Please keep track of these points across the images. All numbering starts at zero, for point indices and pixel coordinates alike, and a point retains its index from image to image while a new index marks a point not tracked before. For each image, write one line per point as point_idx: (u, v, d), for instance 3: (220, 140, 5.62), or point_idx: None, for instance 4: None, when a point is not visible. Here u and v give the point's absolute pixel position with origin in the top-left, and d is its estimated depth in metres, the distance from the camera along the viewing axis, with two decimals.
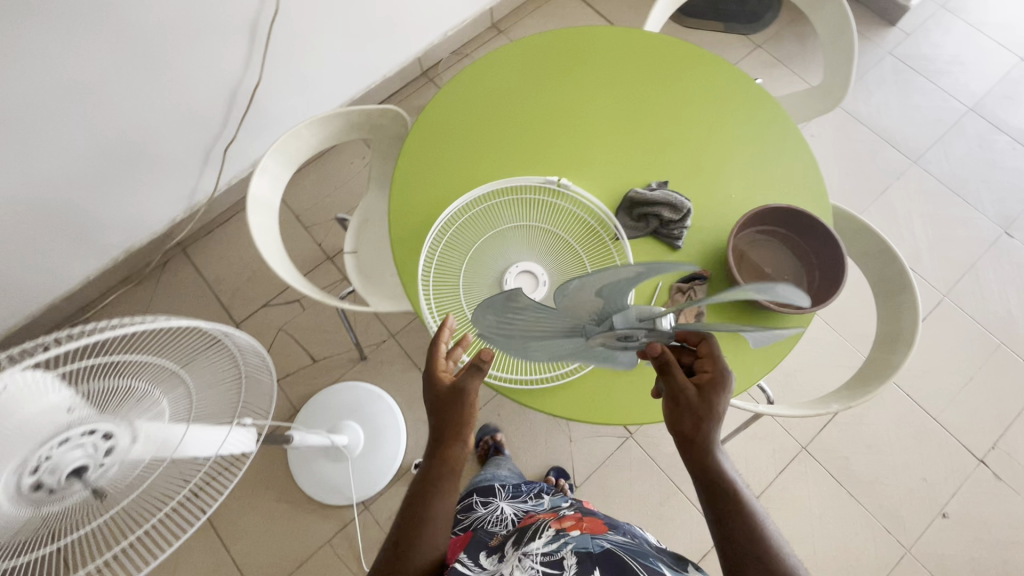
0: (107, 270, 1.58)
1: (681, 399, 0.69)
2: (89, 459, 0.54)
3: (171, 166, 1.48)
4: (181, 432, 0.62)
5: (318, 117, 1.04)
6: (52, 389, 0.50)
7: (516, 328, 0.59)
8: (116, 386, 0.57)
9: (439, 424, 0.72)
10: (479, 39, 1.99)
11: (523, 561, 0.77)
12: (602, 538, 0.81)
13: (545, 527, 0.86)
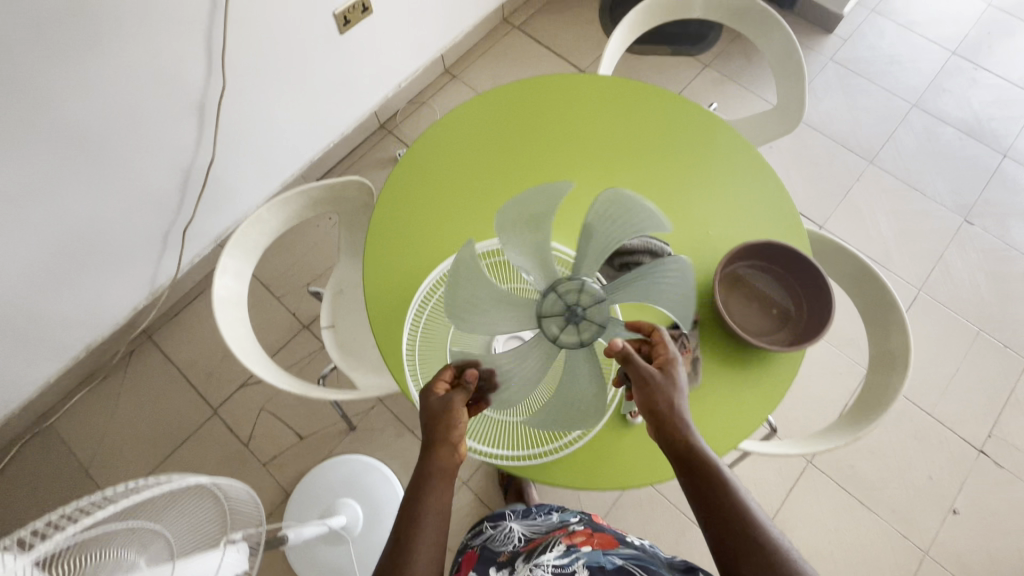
0: (69, 371, 1.49)
1: (649, 383, 0.67)
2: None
3: (128, 255, 1.41)
4: None
5: (279, 200, 1.01)
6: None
7: (482, 315, 0.72)
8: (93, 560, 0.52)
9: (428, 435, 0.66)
10: (434, 86, 1.99)
11: (534, 572, 0.76)
12: (615, 554, 0.78)
13: (556, 542, 0.84)
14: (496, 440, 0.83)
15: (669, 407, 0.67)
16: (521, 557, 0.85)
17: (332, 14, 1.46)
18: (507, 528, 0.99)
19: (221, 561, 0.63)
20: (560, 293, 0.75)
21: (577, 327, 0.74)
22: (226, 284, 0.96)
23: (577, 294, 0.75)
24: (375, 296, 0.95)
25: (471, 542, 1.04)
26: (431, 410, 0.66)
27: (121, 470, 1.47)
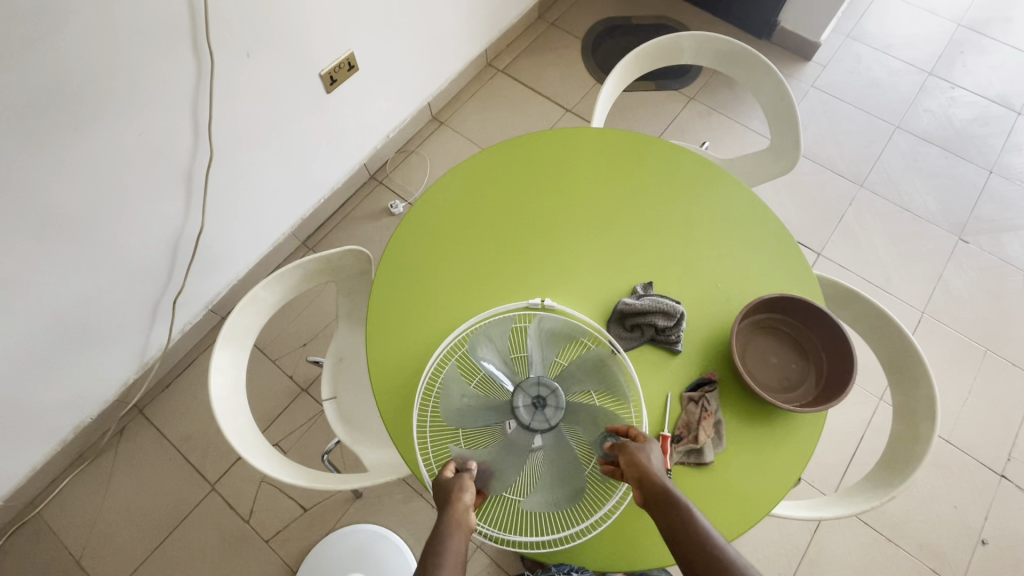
0: (57, 455, 1.42)
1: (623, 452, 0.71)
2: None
3: (117, 332, 1.36)
4: None
5: (276, 278, 0.98)
6: None
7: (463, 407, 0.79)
8: None
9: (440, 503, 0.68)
10: (422, 133, 1.98)
11: None
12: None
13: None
14: (521, 526, 0.80)
15: (642, 470, 0.69)
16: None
17: (319, 75, 1.45)
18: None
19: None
20: (522, 387, 0.81)
21: (544, 413, 0.78)
22: (223, 371, 0.92)
23: (538, 385, 0.80)
24: (380, 373, 0.93)
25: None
26: (441, 484, 0.70)
27: (116, 557, 1.39)
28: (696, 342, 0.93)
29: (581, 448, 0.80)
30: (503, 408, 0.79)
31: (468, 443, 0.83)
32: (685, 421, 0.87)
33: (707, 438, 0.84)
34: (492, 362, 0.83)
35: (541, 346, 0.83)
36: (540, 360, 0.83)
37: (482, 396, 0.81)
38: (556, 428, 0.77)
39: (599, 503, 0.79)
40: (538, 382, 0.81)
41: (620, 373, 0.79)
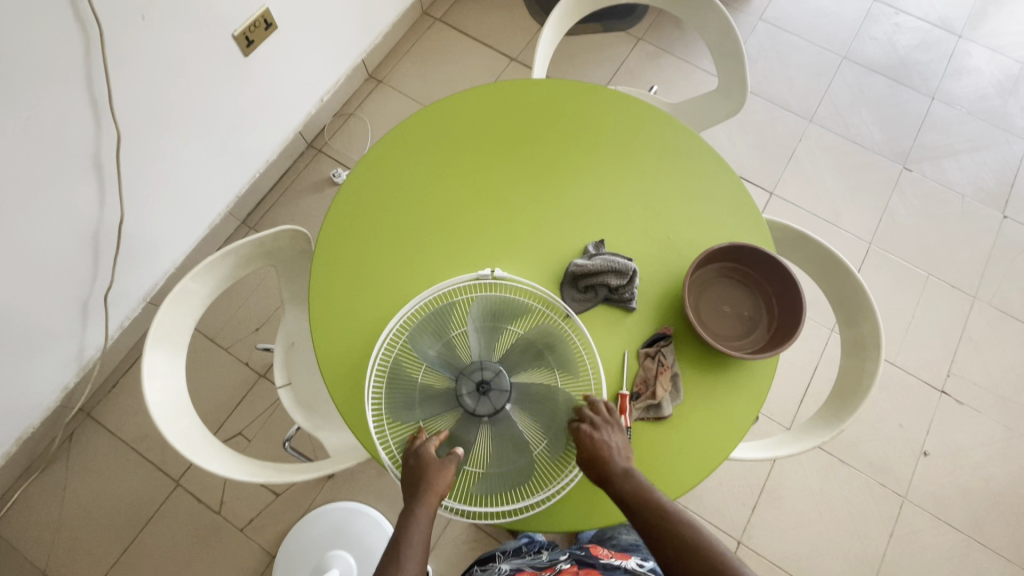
0: (2, 469, 1.35)
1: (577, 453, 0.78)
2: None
3: (46, 337, 1.27)
4: None
5: (203, 268, 0.91)
6: None
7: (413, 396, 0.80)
8: None
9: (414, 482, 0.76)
10: (359, 94, 1.86)
11: None
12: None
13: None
14: (489, 498, 0.79)
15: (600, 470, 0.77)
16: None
17: (231, 37, 1.31)
18: (494, 566, 1.02)
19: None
20: (465, 374, 0.82)
21: (490, 397, 0.80)
22: (159, 372, 0.86)
23: (481, 369, 0.81)
24: (330, 360, 0.89)
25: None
26: (424, 466, 0.76)
27: (86, 563, 1.36)
28: (651, 298, 0.92)
29: (531, 430, 0.80)
30: (449, 396, 0.81)
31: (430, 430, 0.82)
32: (642, 376, 0.87)
33: (664, 393, 0.84)
34: (432, 350, 0.82)
35: (482, 323, 0.83)
36: (483, 341, 0.83)
37: (428, 384, 0.82)
38: (501, 410, 0.79)
39: (560, 470, 0.81)
40: (481, 366, 0.81)
41: (564, 350, 0.82)
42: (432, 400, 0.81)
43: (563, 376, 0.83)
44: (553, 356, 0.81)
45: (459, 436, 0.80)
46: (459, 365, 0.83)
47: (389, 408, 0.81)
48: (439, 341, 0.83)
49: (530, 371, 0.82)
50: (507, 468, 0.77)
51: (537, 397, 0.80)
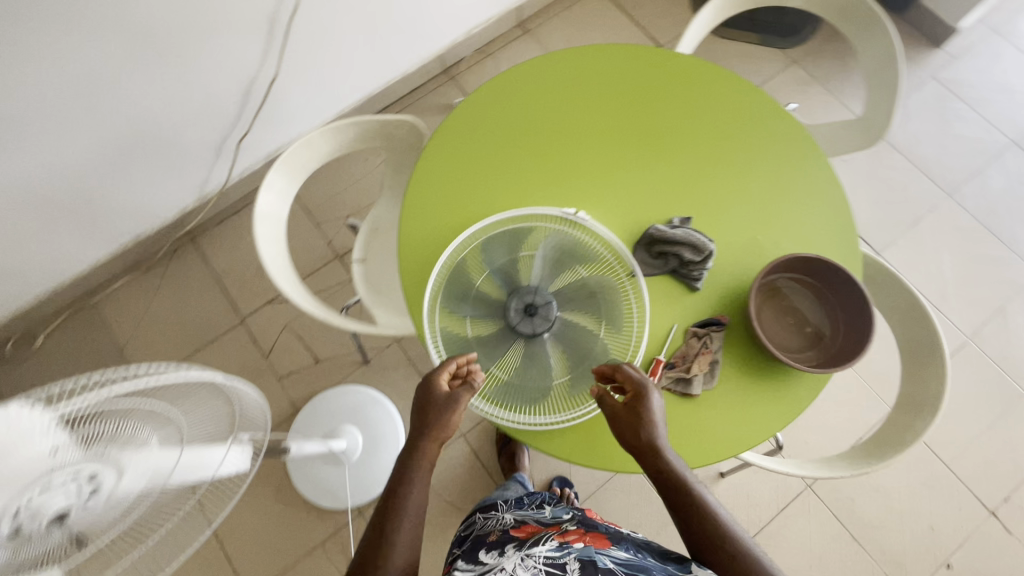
0: (117, 257, 1.58)
1: (618, 417, 0.79)
2: (71, 502, 0.52)
3: (183, 157, 1.46)
4: (174, 459, 0.60)
5: (331, 129, 1.02)
6: (42, 432, 0.48)
7: (468, 296, 0.90)
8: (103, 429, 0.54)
9: (421, 422, 0.81)
10: (504, 38, 1.93)
11: (525, 560, 0.78)
12: (606, 556, 0.80)
13: (548, 538, 0.86)
14: (505, 404, 0.85)
15: (642, 437, 0.78)
16: (511, 543, 0.89)
17: None
18: (497, 517, 1.05)
19: (220, 459, 0.65)
20: (519, 292, 0.90)
21: (534, 320, 0.88)
22: (270, 201, 0.98)
23: (534, 293, 0.90)
24: (409, 241, 0.97)
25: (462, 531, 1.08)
26: (432, 402, 0.80)
27: (153, 356, 1.57)
28: (718, 286, 0.92)
29: (559, 361, 0.86)
30: (498, 307, 0.90)
31: (473, 329, 0.89)
32: (683, 353, 0.88)
33: (698, 371, 0.86)
34: (498, 262, 0.91)
35: (549, 256, 0.91)
36: (543, 271, 0.91)
37: (484, 291, 0.91)
38: (539, 334, 0.88)
39: (580, 402, 0.86)
40: (535, 291, 0.90)
41: (613, 304, 0.88)
42: (483, 305, 0.90)
43: (607, 326, 0.88)
44: (603, 304, 0.88)
45: (497, 342, 0.88)
46: (517, 283, 0.91)
47: (444, 298, 0.89)
48: (505, 259, 0.91)
49: (577, 310, 0.89)
50: (528, 383, 0.85)
51: (574, 335, 0.87)
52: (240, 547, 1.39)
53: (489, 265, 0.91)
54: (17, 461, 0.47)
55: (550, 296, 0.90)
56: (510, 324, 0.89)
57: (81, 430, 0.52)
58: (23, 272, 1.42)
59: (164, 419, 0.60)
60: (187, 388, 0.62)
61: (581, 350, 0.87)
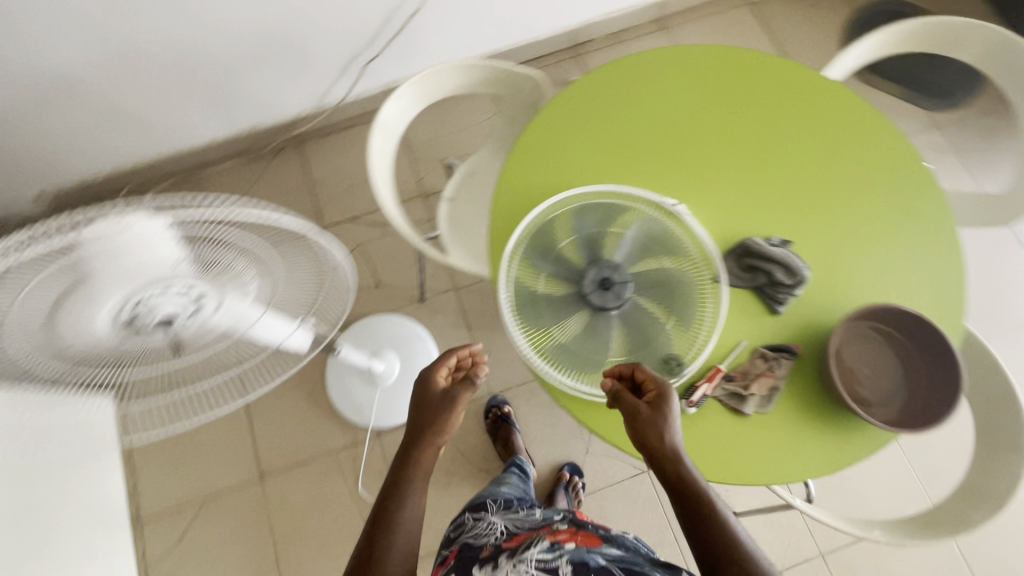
0: (231, 140, 1.70)
1: (637, 421, 0.76)
2: (180, 310, 0.59)
3: (313, 65, 1.55)
4: (257, 316, 0.68)
5: (463, 66, 1.06)
6: (168, 244, 0.53)
7: (550, 253, 0.92)
8: (218, 257, 0.59)
9: (417, 422, 0.84)
10: (640, 29, 1.89)
11: (518, 566, 0.83)
12: (598, 553, 0.86)
13: (539, 538, 0.89)
14: (556, 363, 0.86)
15: (659, 443, 0.75)
16: (504, 552, 0.89)
17: None
18: (488, 523, 1.00)
19: (292, 329, 0.74)
20: (598, 264, 0.91)
21: (606, 294, 0.89)
22: (390, 116, 1.03)
23: (614, 269, 0.90)
24: (506, 189, 0.99)
25: (451, 534, 1.04)
26: (430, 400, 0.83)
27: None
28: (801, 318, 0.88)
29: (620, 339, 0.87)
30: (575, 272, 0.91)
31: (545, 284, 0.91)
32: (745, 370, 0.86)
33: (756, 391, 0.84)
34: (586, 231, 0.93)
35: (637, 239, 0.92)
36: (628, 252, 0.91)
37: (565, 254, 0.92)
38: (608, 308, 0.88)
39: None
40: (615, 268, 0.90)
41: (688, 302, 0.88)
42: (562, 266, 0.92)
43: (676, 320, 0.87)
44: (677, 298, 0.88)
45: (565, 304, 0.89)
46: (599, 255, 0.92)
47: (525, 249, 0.92)
48: (592, 230, 0.93)
49: (652, 297, 0.88)
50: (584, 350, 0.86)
51: (642, 320, 0.87)
52: (264, 431, 1.49)
53: (576, 232, 0.93)
54: (145, 263, 0.52)
55: (628, 276, 0.90)
56: (582, 291, 0.90)
57: (201, 251, 0.57)
58: (152, 130, 1.56)
59: (267, 267, 0.66)
60: (291, 243, 0.66)
61: (644, 335, 0.87)
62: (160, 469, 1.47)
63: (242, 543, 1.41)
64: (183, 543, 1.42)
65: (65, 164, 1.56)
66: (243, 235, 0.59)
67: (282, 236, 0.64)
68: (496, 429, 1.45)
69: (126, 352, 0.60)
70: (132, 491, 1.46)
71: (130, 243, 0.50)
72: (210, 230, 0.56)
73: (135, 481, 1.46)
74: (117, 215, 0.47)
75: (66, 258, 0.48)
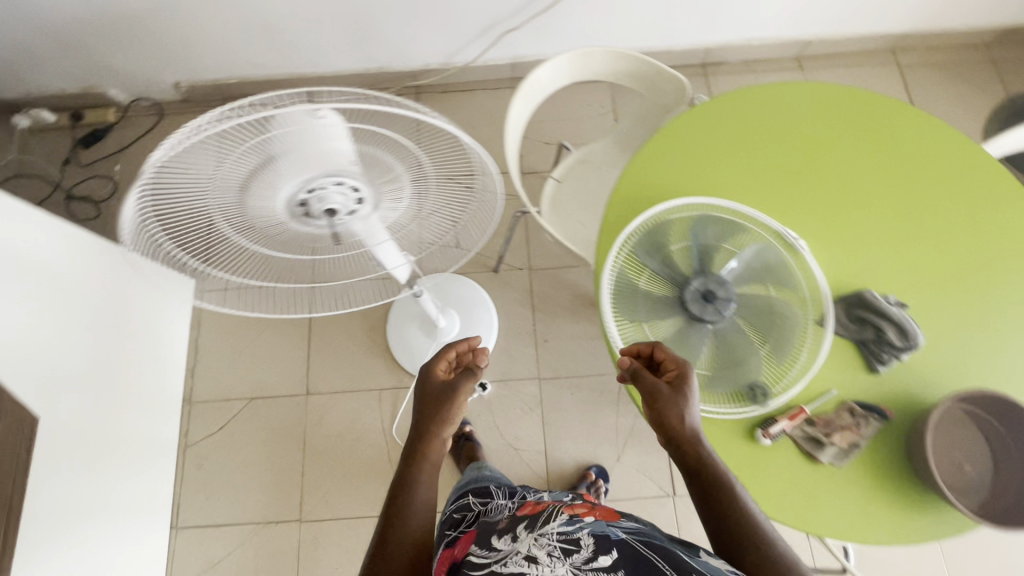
0: (357, 76, 1.76)
1: (656, 399, 0.75)
2: (341, 206, 0.63)
3: (455, 23, 1.59)
4: (382, 240, 0.72)
5: (614, 52, 1.06)
6: (340, 138, 0.55)
7: (660, 254, 0.91)
8: (382, 162, 0.62)
9: (419, 417, 0.80)
10: (777, 63, 1.85)
11: (539, 539, 0.71)
12: (620, 528, 0.74)
13: (556, 510, 0.78)
14: None
15: (677, 423, 0.73)
16: (519, 522, 0.79)
17: None
18: (497, 504, 0.97)
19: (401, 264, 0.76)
20: (705, 276, 0.90)
21: (706, 306, 0.88)
22: (535, 86, 1.04)
23: (720, 285, 0.89)
24: (629, 181, 1.00)
25: (451, 513, 1.02)
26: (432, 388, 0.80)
27: None
28: (900, 384, 0.85)
29: (709, 354, 0.86)
30: (681, 278, 0.90)
31: (647, 281, 0.90)
32: (829, 419, 0.83)
33: (836, 442, 0.82)
34: (702, 241, 0.92)
35: (751, 264, 0.91)
36: (737, 273, 0.90)
37: (675, 258, 0.91)
38: (704, 321, 0.87)
39: (706, 399, 0.85)
40: (721, 284, 0.89)
41: (785, 338, 0.87)
42: (668, 268, 0.91)
43: (769, 352, 0.86)
44: (777, 329, 0.87)
45: (662, 306, 0.89)
46: (708, 267, 0.91)
47: (636, 242, 0.92)
48: (705, 242, 0.92)
49: (750, 322, 0.88)
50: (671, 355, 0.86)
51: (735, 342, 0.86)
52: (319, 352, 1.56)
53: (692, 239, 0.92)
54: (325, 153, 0.55)
55: (732, 297, 0.88)
56: (683, 297, 0.89)
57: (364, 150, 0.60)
58: (292, 50, 1.65)
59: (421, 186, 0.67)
60: (450, 168, 0.66)
61: (733, 357, 0.86)
62: (218, 360, 1.56)
63: (274, 449, 1.48)
64: (222, 433, 1.50)
65: (206, 62, 1.67)
66: (409, 144, 0.61)
67: (443, 156, 0.64)
68: (458, 451, 1.43)
69: (283, 233, 0.66)
70: (190, 373, 1.56)
71: (317, 129, 0.53)
72: (383, 132, 0.58)
73: (194, 365, 1.56)
74: (318, 104, 0.50)
75: (266, 135, 0.52)
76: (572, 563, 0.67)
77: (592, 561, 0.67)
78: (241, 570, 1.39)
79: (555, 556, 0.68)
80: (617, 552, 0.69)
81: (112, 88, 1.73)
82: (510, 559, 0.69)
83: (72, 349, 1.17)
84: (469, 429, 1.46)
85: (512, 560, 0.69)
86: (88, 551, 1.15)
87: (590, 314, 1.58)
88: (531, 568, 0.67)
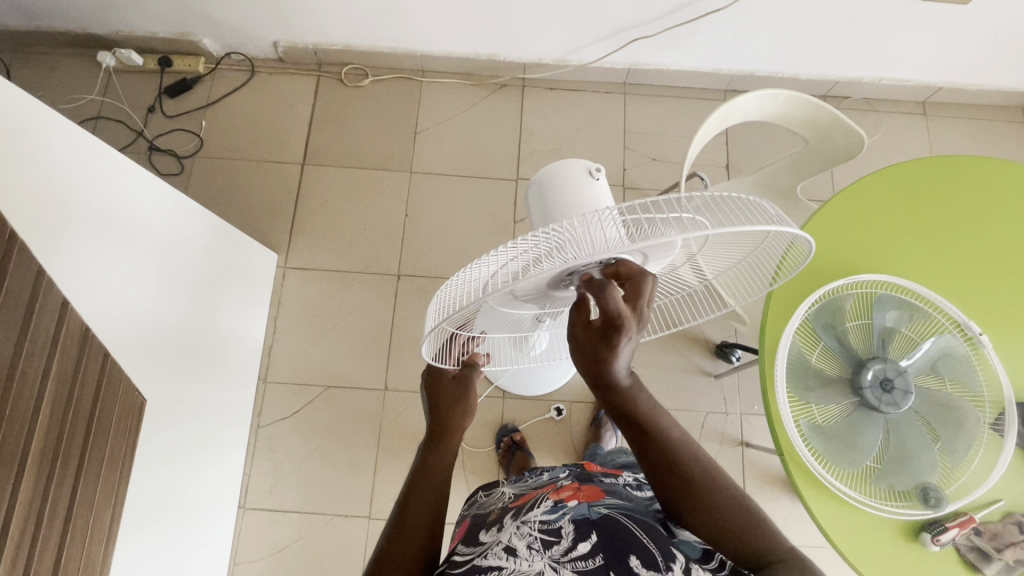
0: (464, 61, 1.67)
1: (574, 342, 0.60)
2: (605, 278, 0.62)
3: (583, 25, 1.49)
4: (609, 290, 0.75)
5: (787, 95, 1.00)
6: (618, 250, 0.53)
7: (840, 328, 0.86)
8: (655, 249, 0.58)
9: (435, 419, 0.73)
10: (899, 106, 1.76)
11: (519, 529, 0.64)
12: (600, 505, 0.67)
13: (542, 498, 0.73)
14: (808, 440, 0.82)
15: (595, 374, 0.59)
16: (507, 513, 0.73)
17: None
18: (498, 492, 0.88)
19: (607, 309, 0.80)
20: (883, 360, 0.85)
21: (884, 392, 0.83)
22: (707, 129, 1.00)
23: (898, 373, 0.83)
24: None
25: (462, 514, 0.91)
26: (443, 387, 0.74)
27: (430, 157, 1.67)
28: None
29: (880, 447, 0.82)
30: (857, 359, 0.85)
31: (819, 357, 0.86)
32: (994, 529, 0.82)
33: (1005, 556, 0.80)
34: (886, 319, 0.86)
35: (934, 355, 0.86)
36: (917, 361, 0.86)
37: (850, 334, 0.87)
38: (880, 410, 0.82)
39: (868, 492, 0.82)
40: (899, 372, 0.84)
41: (961, 437, 0.82)
42: (845, 346, 0.86)
43: (942, 452, 0.82)
44: (953, 427, 0.82)
45: (836, 386, 0.84)
46: (886, 352, 0.86)
47: (813, 313, 0.87)
48: (890, 322, 0.86)
49: (925, 418, 0.83)
50: (839, 439, 0.82)
51: (910, 439, 0.82)
52: (400, 347, 1.52)
53: (877, 316, 0.86)
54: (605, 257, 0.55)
55: (910, 388, 0.83)
56: (858, 381, 0.84)
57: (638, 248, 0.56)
58: (403, 28, 1.55)
59: (695, 244, 0.64)
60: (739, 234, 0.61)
61: (909, 454, 0.81)
62: (297, 342, 1.54)
63: (345, 441, 1.47)
64: (296, 418, 1.49)
65: (310, 27, 1.56)
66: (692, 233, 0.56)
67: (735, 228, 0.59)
68: (509, 459, 1.40)
69: (541, 294, 0.69)
70: (267, 353, 1.53)
71: (602, 236, 0.53)
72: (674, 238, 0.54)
73: (272, 344, 1.53)
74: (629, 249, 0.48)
75: (553, 255, 0.53)
76: (550, 555, 0.59)
77: (570, 551, 0.59)
78: (304, 558, 1.39)
79: (534, 548, 0.60)
80: (597, 537, 0.60)
81: (205, 38, 1.62)
82: (490, 551, 0.62)
83: (172, 326, 1.13)
84: (521, 437, 1.43)
85: (491, 552, 0.62)
86: (169, 533, 1.14)
87: (680, 345, 1.54)
88: (508, 561, 0.59)
